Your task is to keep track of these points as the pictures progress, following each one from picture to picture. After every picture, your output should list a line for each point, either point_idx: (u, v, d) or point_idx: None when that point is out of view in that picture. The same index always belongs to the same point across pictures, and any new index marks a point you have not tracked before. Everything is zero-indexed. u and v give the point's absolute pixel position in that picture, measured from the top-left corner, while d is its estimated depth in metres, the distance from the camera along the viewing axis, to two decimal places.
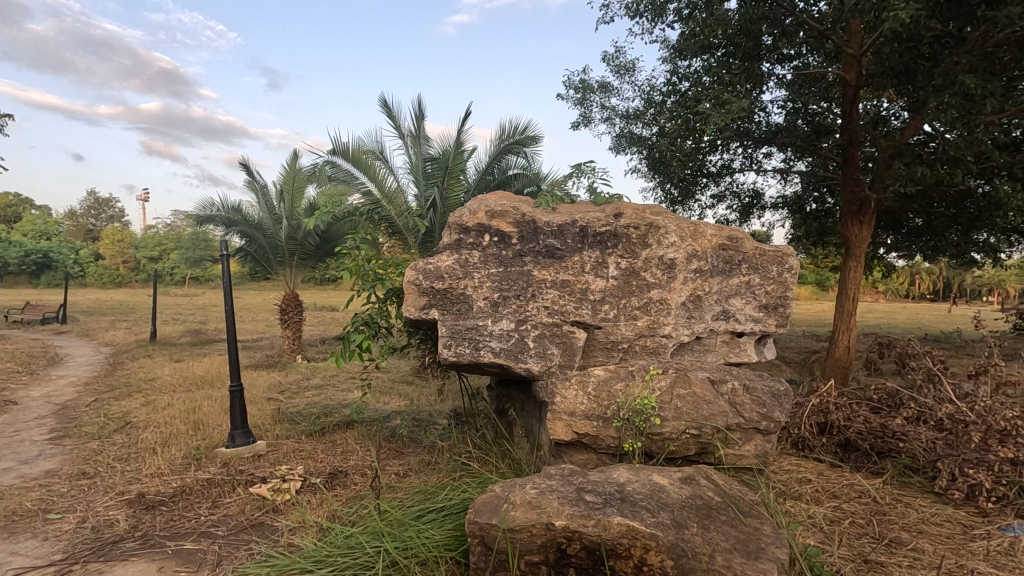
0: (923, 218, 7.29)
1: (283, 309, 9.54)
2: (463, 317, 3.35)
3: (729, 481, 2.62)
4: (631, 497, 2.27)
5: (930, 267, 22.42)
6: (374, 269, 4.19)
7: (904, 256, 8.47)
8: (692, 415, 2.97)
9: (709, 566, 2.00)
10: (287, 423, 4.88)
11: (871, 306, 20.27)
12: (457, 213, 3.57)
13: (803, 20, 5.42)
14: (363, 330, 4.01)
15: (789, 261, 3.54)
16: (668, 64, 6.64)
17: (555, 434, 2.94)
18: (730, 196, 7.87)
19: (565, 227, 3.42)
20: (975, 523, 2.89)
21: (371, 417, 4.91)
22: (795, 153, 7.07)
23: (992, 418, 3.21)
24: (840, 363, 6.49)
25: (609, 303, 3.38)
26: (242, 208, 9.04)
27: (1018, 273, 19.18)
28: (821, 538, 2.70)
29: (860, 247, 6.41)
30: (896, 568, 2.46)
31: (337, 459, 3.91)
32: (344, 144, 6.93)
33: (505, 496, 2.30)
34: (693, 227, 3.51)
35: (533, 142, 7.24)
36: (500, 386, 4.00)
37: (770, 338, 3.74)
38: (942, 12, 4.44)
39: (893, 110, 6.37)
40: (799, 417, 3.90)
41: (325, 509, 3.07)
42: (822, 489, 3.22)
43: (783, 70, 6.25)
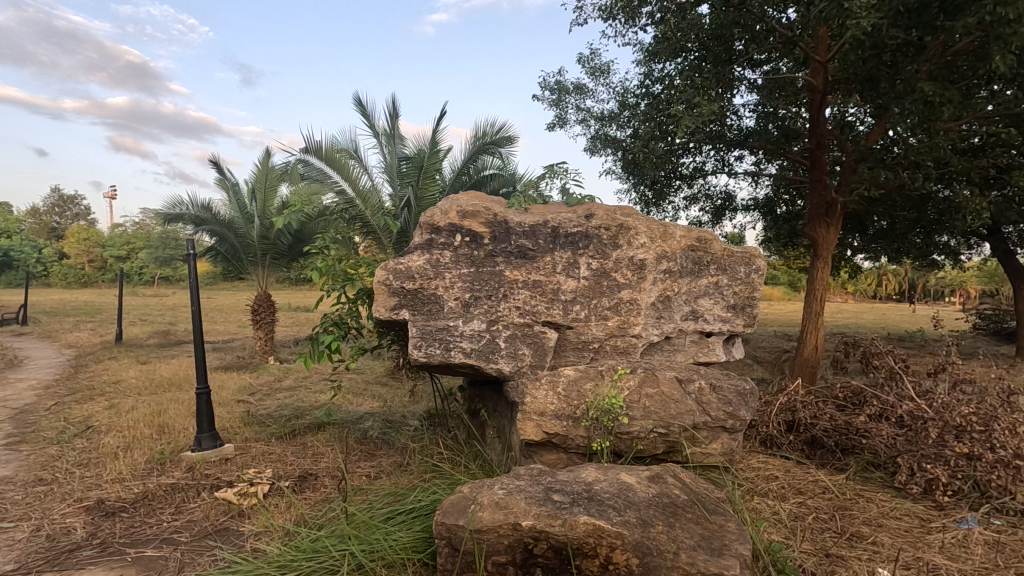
0: (888, 221, 7.51)
1: (254, 310, 9.36)
2: (433, 318, 3.33)
3: (695, 479, 2.66)
4: (598, 496, 2.28)
5: (896, 269, 23.05)
6: (344, 269, 4.14)
7: (870, 258, 8.70)
8: (660, 414, 3.00)
9: (673, 563, 2.03)
10: (257, 425, 4.79)
11: (839, 306, 20.79)
12: (428, 212, 3.55)
13: (773, 27, 5.53)
14: (332, 330, 3.97)
15: (756, 262, 3.61)
16: (642, 67, 6.71)
17: (525, 435, 2.95)
18: (703, 198, 8.00)
19: (537, 227, 3.44)
20: (932, 517, 2.99)
21: (343, 419, 4.85)
22: (766, 156, 7.21)
23: (948, 414, 3.31)
24: (808, 362, 6.62)
25: (580, 304, 3.40)
26: (212, 206, 8.85)
27: (978, 275, 19.88)
28: (785, 533, 2.75)
29: (827, 248, 6.55)
30: (856, 562, 2.52)
31: (307, 462, 3.85)
32: (317, 143, 6.83)
33: (474, 497, 2.30)
34: (663, 229, 3.56)
35: (509, 142, 7.24)
36: (473, 387, 3.99)
37: (738, 338, 3.81)
38: (903, 21, 4.59)
39: (858, 116, 6.55)
40: (768, 415, 3.98)
41: (292, 513, 3.02)
42: (788, 485, 3.29)
43: (755, 75, 6.37)
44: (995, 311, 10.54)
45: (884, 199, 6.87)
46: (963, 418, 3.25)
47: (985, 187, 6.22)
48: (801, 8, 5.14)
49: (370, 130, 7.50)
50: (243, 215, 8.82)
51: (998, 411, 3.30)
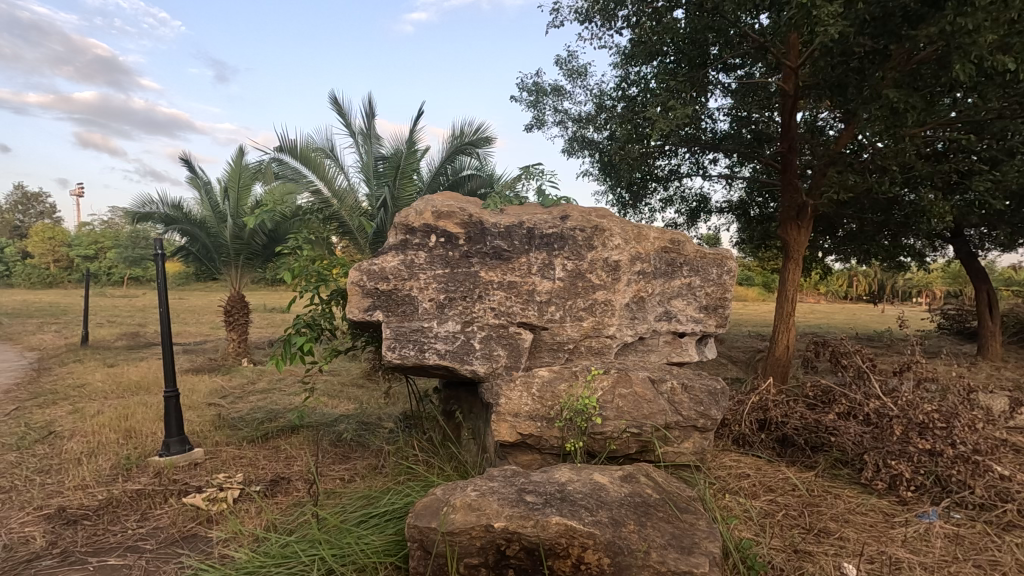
0: (857, 223, 7.70)
1: (227, 311, 9.19)
2: (408, 319, 3.32)
3: (668, 478, 2.69)
4: (570, 497, 2.29)
5: (866, 270, 23.62)
6: (317, 270, 4.08)
7: (840, 260, 8.92)
8: (633, 414, 3.03)
9: (644, 562, 2.05)
10: (228, 429, 4.69)
11: (812, 307, 21.24)
12: (403, 213, 3.53)
13: (746, 32, 5.62)
14: (305, 332, 3.91)
15: (727, 264, 3.67)
16: (619, 70, 6.75)
17: (499, 436, 2.96)
18: (678, 200, 8.10)
19: (512, 228, 3.44)
20: (896, 511, 3.07)
21: (317, 422, 4.78)
22: (740, 159, 7.34)
23: (913, 412, 3.40)
24: (780, 361, 6.74)
25: (555, 305, 3.41)
26: (183, 205, 8.65)
27: (942, 275, 20.54)
28: (755, 530, 2.80)
29: (798, 250, 6.68)
30: (823, 557, 2.58)
31: (280, 466, 3.79)
32: (292, 142, 6.72)
33: (446, 499, 2.29)
34: (637, 230, 3.60)
35: (486, 143, 7.24)
36: (448, 389, 3.98)
37: (711, 338, 3.87)
38: (870, 29, 4.71)
39: (828, 121, 6.70)
40: (740, 414, 4.04)
41: (263, 518, 2.97)
42: (759, 483, 3.34)
43: (728, 78, 6.47)
44: (958, 311, 10.88)
45: (853, 202, 7.05)
46: (925, 415, 3.34)
47: (948, 191, 6.43)
48: (772, 14, 5.23)
49: (346, 129, 7.42)
50: (215, 214, 8.65)
51: (959, 409, 3.40)
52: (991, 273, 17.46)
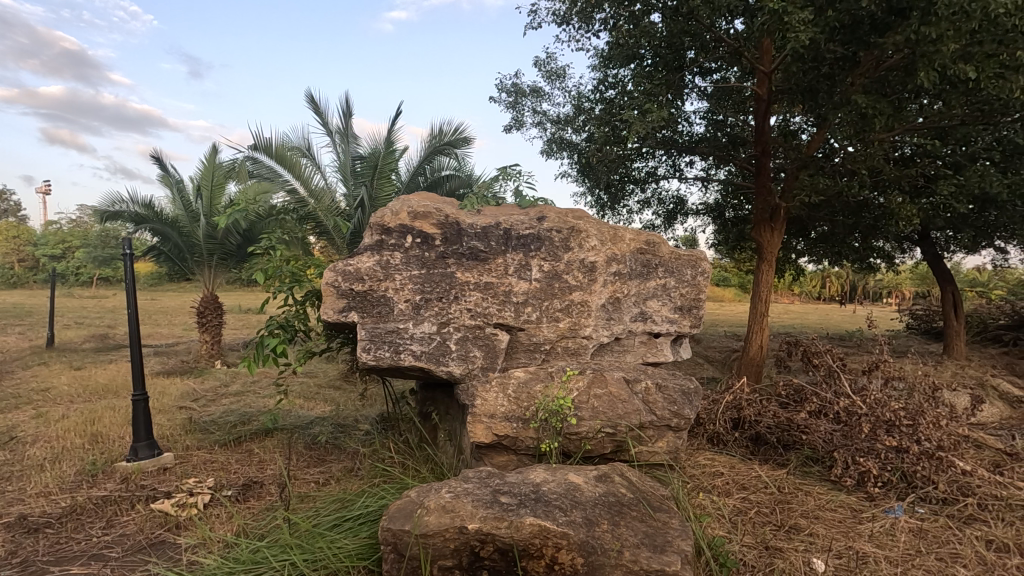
0: (828, 225, 7.86)
1: (199, 312, 9.01)
2: (383, 320, 3.29)
3: (642, 477, 2.71)
4: (545, 497, 2.30)
5: (838, 272, 24.16)
6: (291, 271, 4.02)
7: (813, 261, 9.12)
8: (608, 414, 3.05)
9: (617, 561, 2.06)
10: (199, 432, 4.59)
11: (787, 307, 21.62)
12: (379, 213, 3.50)
13: (721, 37, 5.70)
14: (278, 334, 3.85)
15: (701, 265, 3.71)
16: (597, 72, 6.79)
17: (475, 437, 2.96)
18: (655, 202, 8.19)
19: (489, 229, 3.44)
20: (863, 507, 3.15)
21: (291, 424, 4.71)
22: (715, 162, 7.45)
23: (880, 410, 3.48)
24: (754, 360, 6.85)
25: (532, 305, 3.41)
26: (154, 204, 8.44)
27: (912, 275, 21.10)
28: (728, 528, 2.84)
29: (771, 252, 6.80)
30: (793, 553, 2.64)
31: (252, 470, 3.72)
32: (267, 140, 6.61)
33: (420, 501, 2.27)
34: (613, 232, 3.62)
35: (465, 143, 7.22)
36: (424, 390, 3.97)
37: (685, 338, 3.92)
38: (840, 36, 4.82)
39: (801, 125, 6.84)
40: (714, 413, 4.09)
41: (233, 523, 2.91)
42: (732, 481, 3.39)
43: (705, 82, 6.55)
44: (925, 311, 11.20)
45: (824, 205, 7.21)
46: (892, 413, 3.42)
47: (914, 195, 6.61)
48: (746, 20, 5.30)
49: (323, 128, 7.33)
50: (188, 213, 8.47)
51: (924, 406, 3.49)
52: (957, 274, 18.03)
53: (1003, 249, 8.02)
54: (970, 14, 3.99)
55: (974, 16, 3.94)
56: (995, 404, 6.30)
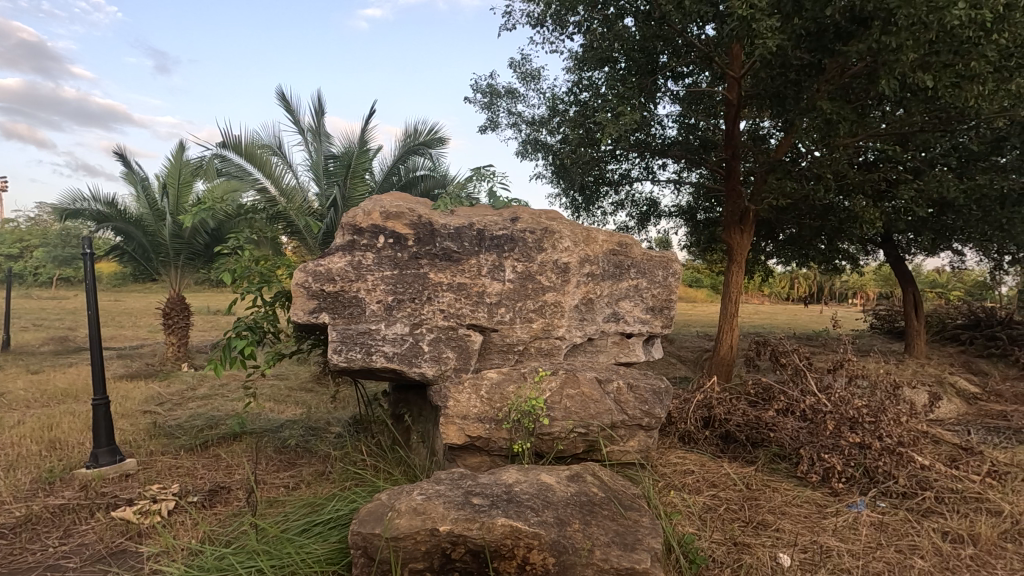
0: (796, 228, 8.06)
1: (165, 313, 8.78)
2: (354, 321, 3.26)
3: (613, 476, 2.73)
4: (517, 497, 2.30)
5: (807, 273, 24.79)
6: (260, 271, 3.94)
7: (781, 263, 9.34)
8: (580, 414, 3.07)
9: (588, 560, 2.07)
10: (164, 437, 4.46)
11: (757, 308, 22.09)
12: (350, 213, 3.46)
13: (692, 43, 5.80)
14: (246, 336, 3.77)
15: (673, 266, 3.76)
16: (571, 75, 6.84)
17: (448, 439, 2.95)
18: (629, 204, 8.27)
19: (462, 230, 3.43)
20: (828, 502, 3.24)
21: (260, 428, 4.62)
22: (687, 165, 7.56)
23: (845, 408, 3.57)
24: (725, 360, 6.97)
25: (505, 306, 3.42)
26: (117, 202, 8.18)
27: (876, 276, 21.77)
28: (698, 525, 2.89)
29: (741, 253, 6.93)
30: (760, 548, 2.69)
31: (220, 475, 3.63)
32: (236, 138, 6.46)
33: (391, 504, 2.25)
34: (586, 233, 3.64)
35: (440, 143, 7.18)
36: (397, 392, 3.95)
37: (657, 338, 3.96)
38: (806, 43, 4.95)
39: (770, 129, 7.00)
40: (686, 412, 4.15)
41: (198, 530, 2.84)
42: (703, 479, 3.44)
43: (677, 87, 6.66)
44: (888, 311, 11.58)
45: (792, 208, 7.39)
46: (856, 410, 3.52)
47: (877, 199, 6.83)
48: (716, 25, 5.40)
49: (294, 127, 7.20)
50: (153, 212, 8.24)
51: (885, 404, 3.60)
52: (917, 275, 18.70)
53: (960, 252, 8.34)
54: (928, 25, 4.13)
55: (931, 27, 4.09)
56: (952, 401, 6.55)
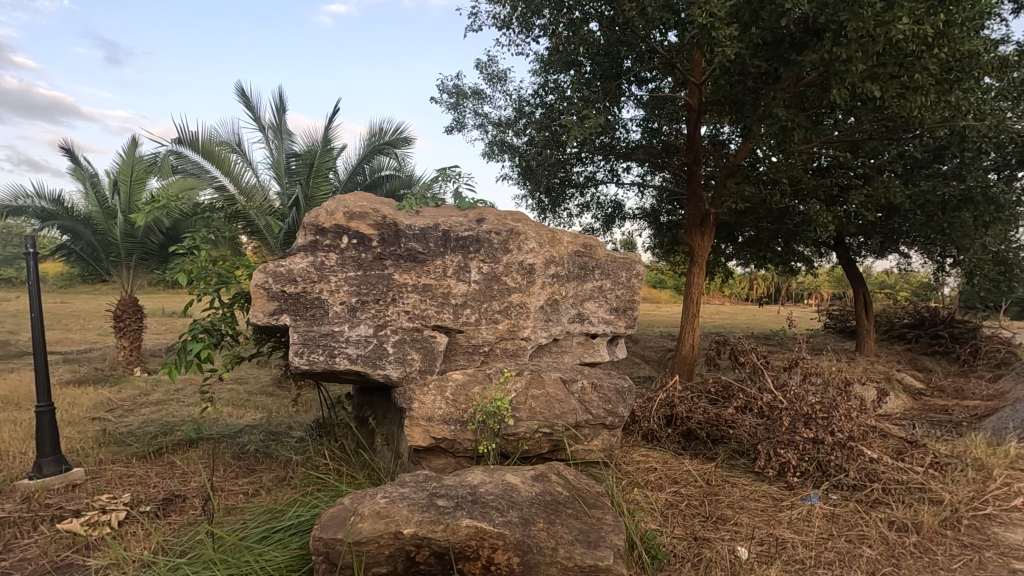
0: (754, 230, 8.32)
1: (116, 315, 8.41)
2: (317, 323, 3.20)
3: (578, 475, 2.76)
4: (482, 498, 2.30)
5: (765, 274, 25.59)
6: (217, 272, 3.83)
7: (741, 264, 9.61)
8: (545, 414, 3.09)
9: (552, 558, 2.09)
10: (114, 445, 4.28)
11: (719, 309, 22.66)
12: (313, 212, 3.39)
13: (655, 49, 5.91)
14: (202, 339, 3.66)
15: (636, 268, 3.82)
16: (537, 77, 6.89)
17: (412, 441, 2.94)
18: (594, 206, 8.38)
19: (427, 230, 3.41)
20: (784, 496, 3.35)
21: (218, 433, 4.48)
22: (651, 168, 7.71)
23: (799, 404, 3.70)
24: (686, 359, 7.13)
25: (470, 308, 3.42)
26: (64, 199, 7.81)
27: (830, 277, 22.64)
28: (659, 520, 2.95)
29: (702, 255, 7.11)
30: (719, 542, 2.77)
31: (174, 483, 3.51)
32: (193, 135, 6.26)
33: (354, 508, 2.22)
34: (551, 235, 3.67)
35: (405, 143, 7.12)
36: (361, 394, 3.89)
37: (621, 338, 4.03)
38: (762, 52, 5.11)
39: (729, 135, 7.20)
40: (649, 410, 4.23)
41: (151, 540, 2.73)
42: (665, 476, 3.52)
43: (640, 91, 6.78)
44: (841, 311, 12.06)
45: (751, 212, 7.62)
46: (810, 407, 3.65)
47: (830, 204, 7.12)
48: (678, 32, 5.53)
49: (255, 124, 7.03)
50: (103, 210, 7.90)
51: (837, 400, 3.74)
52: (868, 277, 19.54)
53: (906, 254, 8.75)
54: (875, 38, 4.32)
55: (878, 40, 4.28)
56: (899, 396, 6.87)
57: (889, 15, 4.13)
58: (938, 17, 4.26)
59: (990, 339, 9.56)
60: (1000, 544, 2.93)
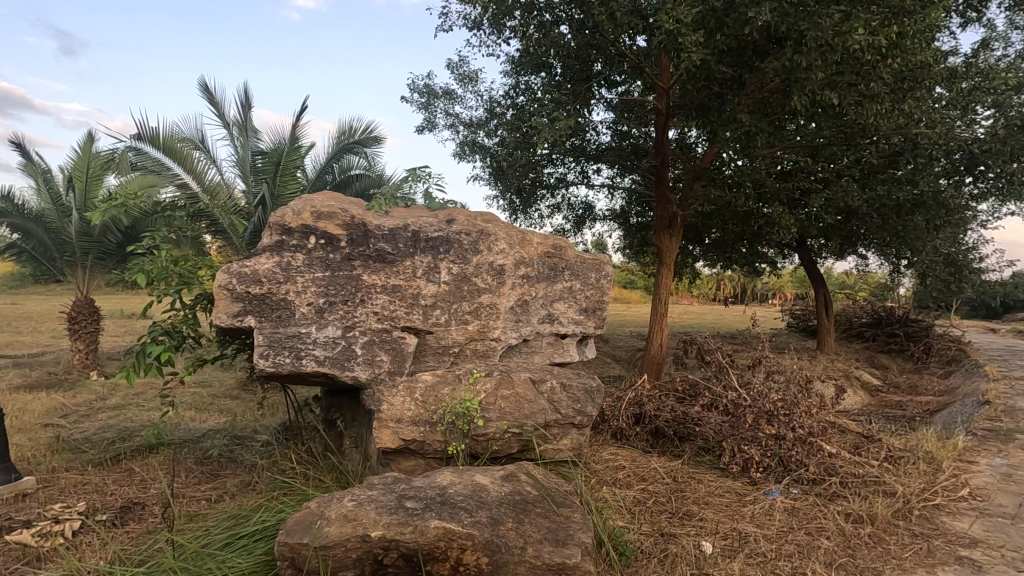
0: (720, 232, 8.51)
1: (71, 317, 8.06)
2: (283, 325, 3.15)
3: (546, 474, 2.79)
4: (451, 499, 2.30)
5: (731, 274, 26.22)
6: (179, 273, 3.72)
7: (708, 265, 9.82)
8: (515, 415, 3.11)
9: (520, 557, 2.11)
10: (68, 452, 4.11)
11: (688, 309, 23.11)
12: (279, 212, 3.32)
13: (624, 53, 5.99)
14: (162, 341, 3.55)
15: (605, 269, 3.86)
16: (509, 79, 6.90)
17: (381, 443, 2.92)
18: (565, 207, 8.45)
19: (396, 230, 3.38)
20: (747, 491, 3.45)
21: (180, 438, 4.35)
22: (620, 170, 7.81)
23: (762, 401, 3.80)
24: (655, 359, 7.25)
25: (440, 308, 3.41)
26: (14, 195, 7.47)
27: (793, 277, 23.34)
28: (627, 518, 2.99)
29: (670, 256, 7.23)
30: (685, 537, 2.84)
31: (133, 490, 3.39)
32: (154, 130, 6.07)
33: (321, 512, 2.20)
34: (521, 235, 3.69)
35: (375, 143, 7.03)
36: (329, 396, 3.83)
37: (591, 338, 4.07)
38: (727, 59, 5.24)
39: (697, 139, 7.36)
40: (618, 409, 4.28)
41: (108, 551, 2.64)
42: (633, 474, 3.57)
43: (610, 94, 6.85)
44: (803, 311, 12.43)
45: (717, 214, 7.80)
46: (772, 404, 3.76)
47: (792, 207, 7.33)
48: (647, 37, 5.61)
49: (219, 120, 6.85)
50: (57, 208, 7.59)
51: (798, 397, 3.86)
52: (828, 277, 20.20)
53: (863, 256, 9.08)
54: (834, 48, 4.47)
55: (836, 49, 4.43)
56: (857, 393, 7.13)
57: (846, 25, 4.29)
58: (892, 29, 4.44)
59: (941, 337, 10.01)
60: (948, 533, 3.07)
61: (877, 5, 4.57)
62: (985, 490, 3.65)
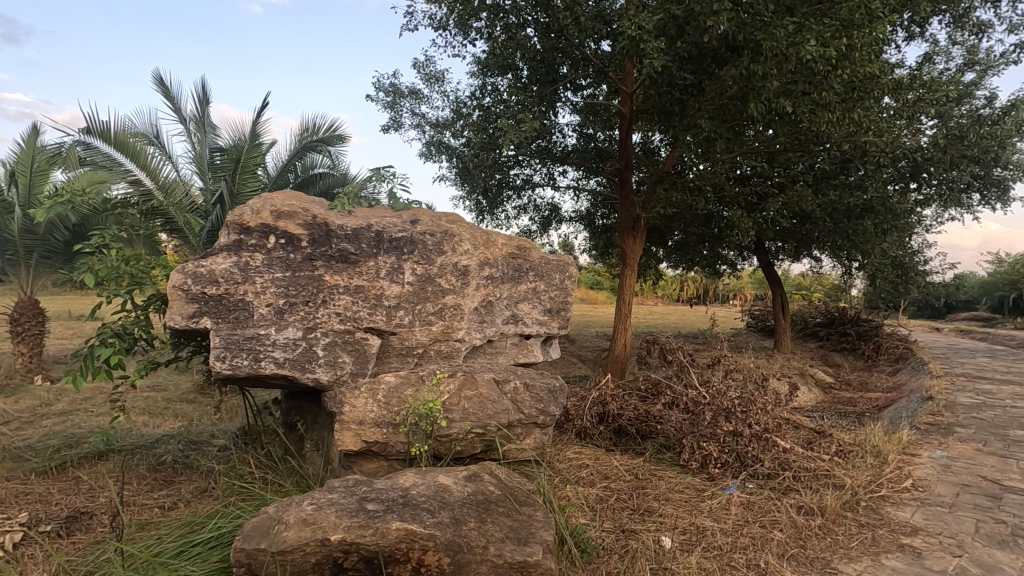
0: (682, 233, 8.70)
1: (13, 319, 7.66)
2: (241, 326, 3.08)
3: (509, 473, 2.80)
4: (413, 500, 2.29)
5: (694, 276, 26.84)
6: (130, 272, 3.59)
7: (671, 267, 10.03)
8: (478, 415, 3.12)
9: (482, 556, 2.12)
10: (10, 461, 3.91)
11: (653, 309, 23.54)
12: (237, 210, 3.24)
13: (589, 57, 6.07)
14: (112, 344, 3.42)
15: (568, 270, 3.90)
16: (475, 80, 6.90)
17: (343, 445, 2.91)
18: (532, 209, 8.50)
19: (359, 230, 3.35)
20: (705, 486, 3.54)
21: (132, 444, 4.19)
22: (586, 172, 7.91)
23: (720, 399, 3.92)
24: (618, 359, 7.36)
25: (404, 309, 3.39)
26: None
27: (754, 279, 24.07)
28: (589, 515, 3.04)
29: (633, 258, 7.36)
30: (645, 533, 2.90)
31: (80, 500, 3.25)
32: (104, 125, 5.83)
33: (279, 517, 2.16)
34: (485, 237, 3.69)
35: (339, 141, 6.93)
36: (289, 399, 3.76)
37: (555, 338, 4.11)
38: (688, 65, 5.36)
39: (659, 143, 7.52)
40: (583, 409, 4.33)
41: (52, 563, 2.53)
42: (596, 472, 3.62)
43: (576, 98, 6.94)
44: (762, 311, 12.81)
45: (679, 217, 7.99)
46: (730, 402, 3.87)
47: (750, 210, 7.55)
48: (610, 42, 5.71)
49: (175, 115, 6.64)
50: None
51: (754, 395, 3.99)
52: (786, 278, 20.93)
53: (818, 258, 9.42)
54: (788, 57, 4.63)
55: (791, 59, 4.59)
56: (811, 390, 7.40)
57: (799, 37, 4.45)
58: (841, 41, 4.63)
59: (890, 336, 10.46)
60: (892, 522, 3.22)
61: (828, 18, 4.75)
62: (926, 480, 3.86)
